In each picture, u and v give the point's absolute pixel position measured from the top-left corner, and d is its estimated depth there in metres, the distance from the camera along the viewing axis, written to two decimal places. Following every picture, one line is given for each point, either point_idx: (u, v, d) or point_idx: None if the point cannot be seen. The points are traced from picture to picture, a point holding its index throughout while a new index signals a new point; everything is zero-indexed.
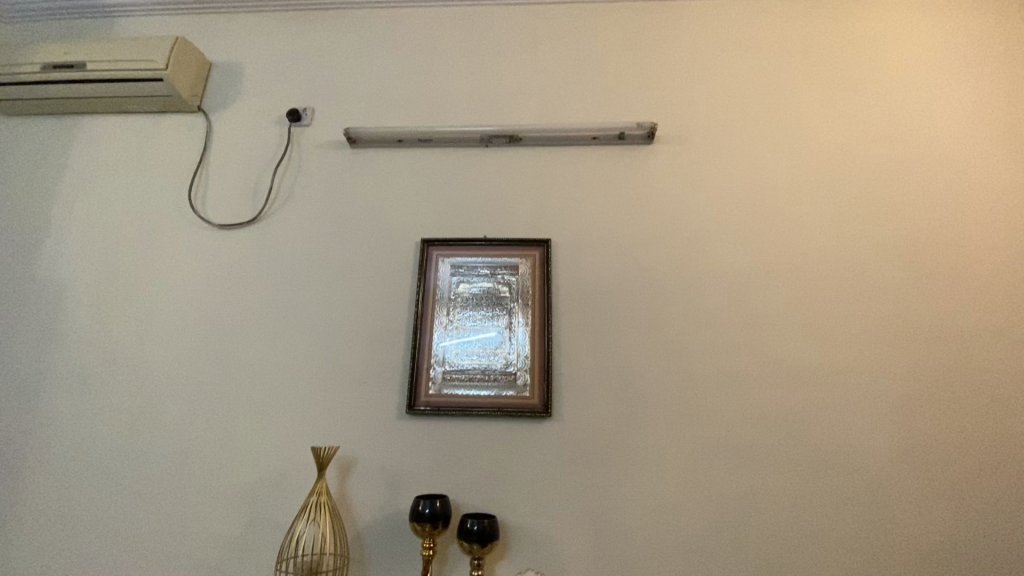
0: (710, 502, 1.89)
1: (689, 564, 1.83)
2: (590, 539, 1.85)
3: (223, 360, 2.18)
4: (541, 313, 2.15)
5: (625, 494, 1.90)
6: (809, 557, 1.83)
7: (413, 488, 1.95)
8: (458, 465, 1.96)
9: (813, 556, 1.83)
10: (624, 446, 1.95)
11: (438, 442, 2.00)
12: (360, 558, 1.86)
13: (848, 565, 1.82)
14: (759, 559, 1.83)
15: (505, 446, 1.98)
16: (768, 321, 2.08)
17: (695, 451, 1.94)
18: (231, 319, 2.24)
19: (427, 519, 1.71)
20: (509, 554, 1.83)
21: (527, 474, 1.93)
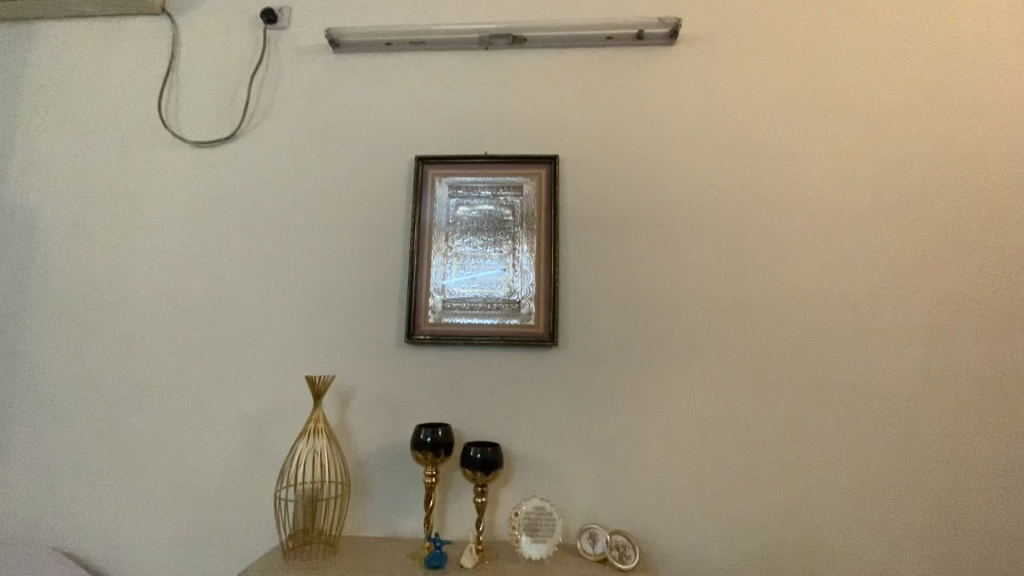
0: (721, 431, 1.82)
1: (696, 492, 1.79)
2: (596, 468, 1.81)
3: (210, 290, 2.05)
4: (548, 236, 1.99)
5: (633, 423, 1.84)
6: (821, 487, 1.78)
7: (414, 417, 1.89)
8: (460, 394, 1.90)
9: (825, 485, 1.78)
10: (633, 376, 1.87)
11: (439, 371, 1.92)
12: (362, 485, 1.84)
13: (860, 494, 1.77)
14: (770, 488, 1.78)
15: (508, 375, 1.90)
16: (794, 246, 1.92)
17: (708, 381, 1.86)
18: (214, 248, 2.09)
19: (428, 447, 1.67)
20: (512, 482, 1.80)
21: (532, 404, 1.87)
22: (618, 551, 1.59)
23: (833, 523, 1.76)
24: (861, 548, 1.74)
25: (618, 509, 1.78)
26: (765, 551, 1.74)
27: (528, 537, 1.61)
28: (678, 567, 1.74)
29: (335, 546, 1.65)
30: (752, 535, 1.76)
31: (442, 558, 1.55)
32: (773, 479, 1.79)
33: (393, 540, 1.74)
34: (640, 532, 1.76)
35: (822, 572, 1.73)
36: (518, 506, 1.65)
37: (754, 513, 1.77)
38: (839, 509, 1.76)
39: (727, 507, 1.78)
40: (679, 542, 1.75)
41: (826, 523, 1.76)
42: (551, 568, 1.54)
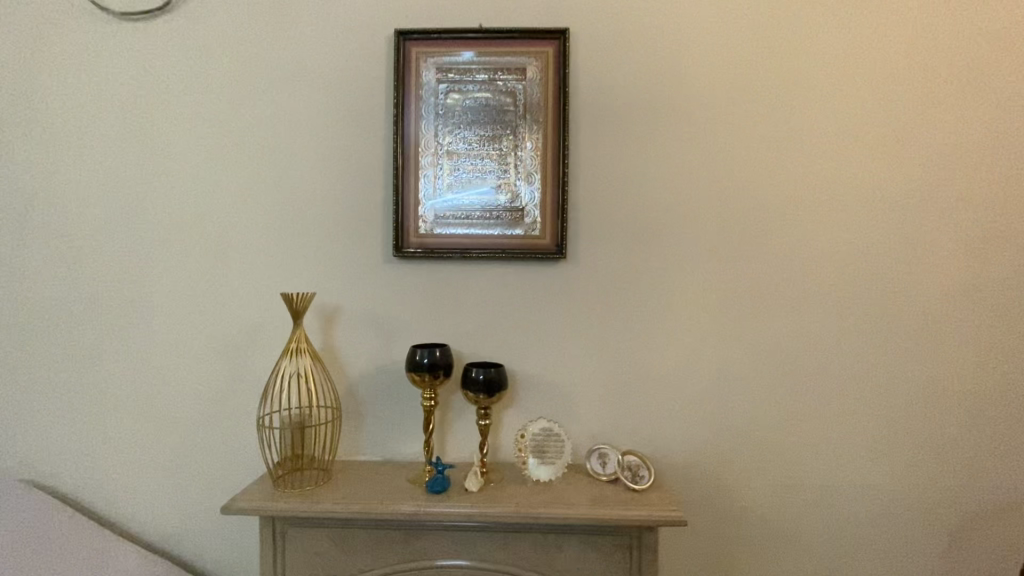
0: (740, 350, 1.70)
1: (711, 412, 1.69)
2: (605, 389, 1.69)
3: (162, 198, 1.76)
4: (555, 132, 1.70)
5: (647, 343, 1.70)
6: (840, 404, 1.69)
7: (408, 339, 1.72)
8: (458, 314, 1.71)
9: (844, 402, 1.69)
10: (647, 292, 1.71)
11: (433, 288, 1.72)
12: (354, 410, 1.71)
13: (880, 412, 1.69)
14: (787, 405, 1.69)
15: (511, 291, 1.71)
16: (834, 152, 1.70)
17: (729, 297, 1.70)
18: (162, 148, 1.76)
19: (425, 369, 1.51)
20: (517, 404, 1.68)
21: (537, 322, 1.70)
22: (630, 471, 1.50)
23: (850, 442, 1.69)
24: (876, 467, 1.69)
25: (628, 431, 1.68)
26: (779, 469, 1.68)
27: (536, 459, 1.51)
28: (688, 486, 1.68)
29: (329, 471, 1.55)
30: (767, 455, 1.69)
31: (444, 483, 1.45)
32: (792, 399, 1.69)
33: (391, 465, 1.64)
34: (651, 452, 1.68)
35: (835, 488, 1.69)
36: (524, 428, 1.54)
37: (770, 432, 1.69)
38: (858, 428, 1.69)
39: (742, 427, 1.69)
40: (691, 462, 1.68)
41: (843, 442, 1.69)
42: (560, 491, 1.46)
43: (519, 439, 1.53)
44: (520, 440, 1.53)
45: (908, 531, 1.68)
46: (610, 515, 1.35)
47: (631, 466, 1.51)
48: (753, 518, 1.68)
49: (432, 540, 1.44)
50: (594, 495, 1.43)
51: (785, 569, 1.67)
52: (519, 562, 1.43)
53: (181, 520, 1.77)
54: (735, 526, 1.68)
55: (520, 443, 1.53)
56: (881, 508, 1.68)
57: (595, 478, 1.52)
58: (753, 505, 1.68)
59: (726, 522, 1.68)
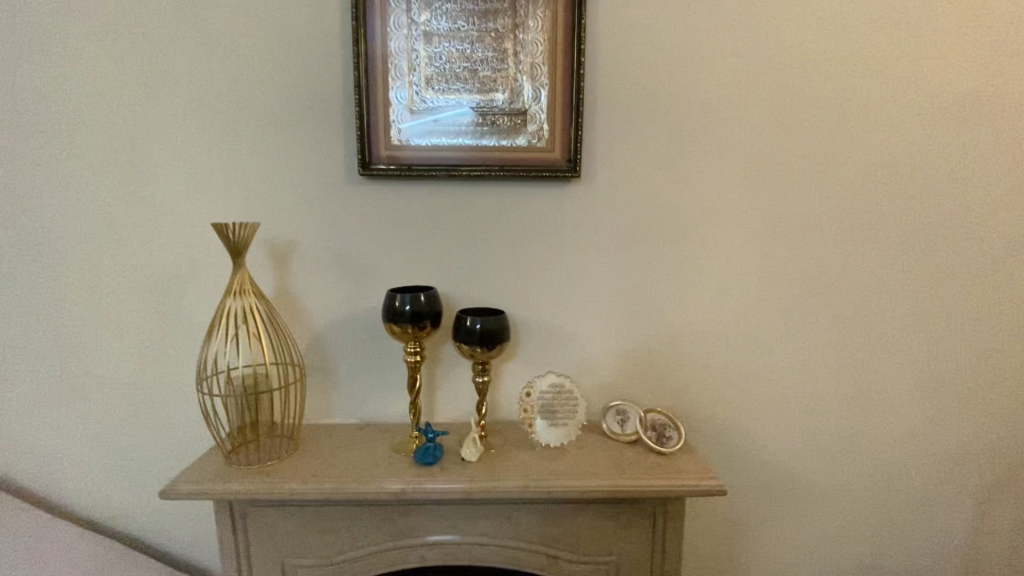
0: (781, 288, 1.44)
1: (743, 361, 1.46)
2: (622, 336, 1.43)
3: (51, 103, 1.35)
4: (567, 5, 1.30)
5: (672, 281, 1.42)
6: (887, 351, 1.48)
7: (383, 280, 1.40)
8: (444, 249, 1.39)
9: (891, 348, 1.47)
10: (675, 220, 1.40)
11: (412, 216, 1.38)
12: (323, 365, 1.42)
13: (931, 357, 1.48)
14: (828, 352, 1.47)
15: (509, 220, 1.38)
16: (902, 45, 1.37)
17: (770, 225, 1.42)
18: (42, 35, 1.33)
19: (407, 318, 1.22)
20: (518, 356, 1.42)
21: (541, 257, 1.40)
22: (654, 432, 1.29)
23: (894, 391, 1.49)
24: (920, 420, 1.50)
25: (648, 384, 1.45)
26: (813, 422, 1.49)
27: (545, 421, 1.27)
28: (712, 444, 1.49)
29: (296, 438, 1.29)
30: (801, 407, 1.48)
31: (437, 453, 1.21)
32: (833, 344, 1.47)
33: (371, 430, 1.39)
34: (672, 407, 1.46)
35: (874, 441, 1.51)
36: (530, 384, 1.29)
37: (807, 382, 1.48)
38: (905, 377, 1.49)
39: (776, 377, 1.47)
40: (716, 417, 1.47)
41: (887, 391, 1.49)
42: (573, 457, 1.23)
43: (523, 398, 1.29)
44: (525, 400, 1.28)
45: (948, 486, 1.53)
46: (636, 487, 1.14)
47: (655, 426, 1.30)
48: (781, 476, 1.51)
49: (424, 516, 1.22)
50: (614, 461, 1.22)
51: (813, 527, 1.53)
52: (526, 536, 1.23)
53: (123, 496, 1.50)
54: (760, 484, 1.51)
55: (525, 403, 1.29)
56: (921, 462, 1.52)
57: (613, 441, 1.30)
58: (782, 461, 1.50)
59: (751, 480, 1.50)
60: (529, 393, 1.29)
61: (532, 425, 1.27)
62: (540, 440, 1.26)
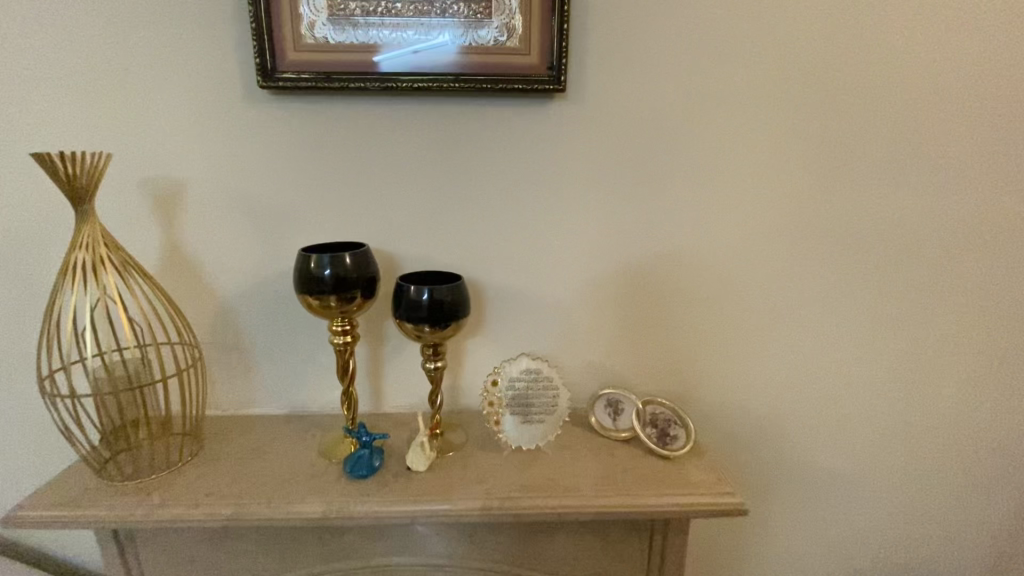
0: (825, 245, 1.11)
1: (772, 339, 1.15)
2: (616, 307, 1.12)
3: None
4: None
5: (685, 236, 1.09)
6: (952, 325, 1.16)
7: (307, 234, 1.07)
8: (386, 193, 1.05)
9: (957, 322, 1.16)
10: (691, 153, 1.05)
11: (340, 148, 1.03)
12: (240, 343, 1.13)
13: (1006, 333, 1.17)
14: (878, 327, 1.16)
15: (470, 153, 1.04)
16: None
17: (816, 161, 1.07)
18: None
19: (327, 287, 0.90)
20: (483, 330, 1.12)
21: (513, 203, 1.07)
22: (656, 430, 1.01)
23: (959, 375, 1.19)
24: (984, 409, 1.21)
25: (649, 366, 1.15)
26: (854, 412, 1.20)
27: (515, 416, 0.99)
28: (730, 439, 1.20)
29: (201, 435, 1.04)
30: (841, 394, 1.19)
31: (374, 462, 0.93)
32: (887, 316, 1.15)
33: (301, 424, 1.11)
34: (681, 396, 1.17)
35: (925, 434, 1.22)
36: (496, 368, 1.01)
37: (851, 363, 1.17)
38: (971, 357, 1.18)
39: (813, 358, 1.17)
40: (735, 408, 1.18)
41: (949, 375, 1.19)
42: (552, 463, 0.96)
43: (488, 386, 1.00)
44: (490, 389, 1.00)
45: (1010, 487, 1.26)
46: (636, 508, 0.87)
47: (657, 422, 1.02)
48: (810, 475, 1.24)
49: (361, 534, 0.96)
50: (602, 469, 0.95)
51: (840, 532, 1.28)
52: (492, 558, 0.98)
53: None
54: (783, 484, 1.24)
55: (490, 393, 1.00)
56: (983, 459, 1.24)
57: (603, 439, 1.03)
58: (812, 458, 1.23)
59: (774, 480, 1.24)
60: (496, 380, 1.00)
61: (500, 422, 0.99)
62: (508, 441, 0.99)
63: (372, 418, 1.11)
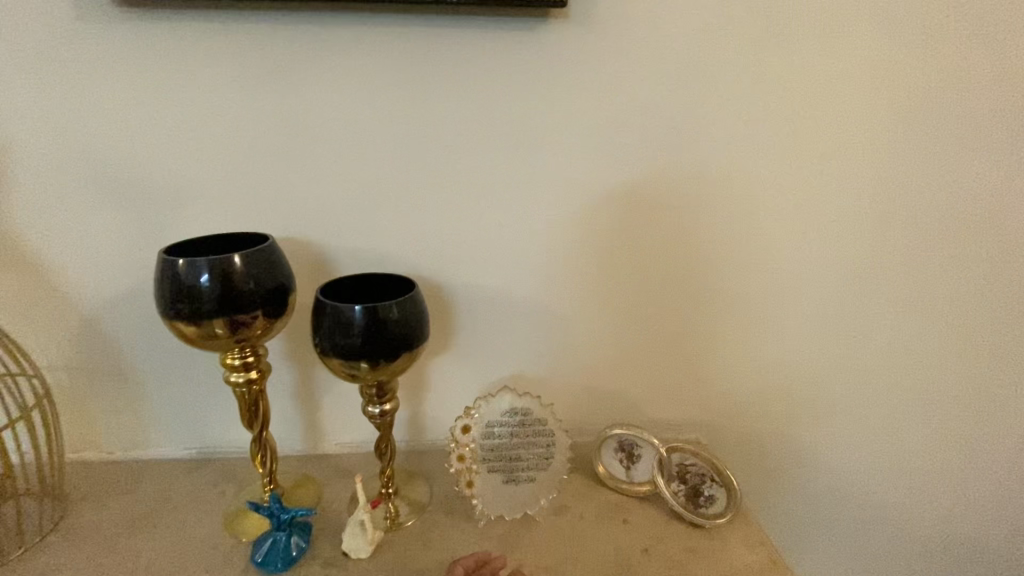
0: (919, 229, 0.82)
1: (840, 358, 0.86)
2: (628, 315, 0.83)
3: None
4: None
5: (731, 219, 0.79)
6: None
7: (201, 219, 0.76)
8: (312, 160, 0.74)
9: None
10: (742, 103, 0.75)
11: (240, 92, 0.71)
12: (125, 366, 0.84)
13: None
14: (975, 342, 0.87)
15: (423, 100, 0.73)
16: None
17: (911, 115, 0.77)
18: None
19: (207, 304, 0.60)
20: (448, 349, 0.84)
21: (492, 175, 0.76)
22: (684, 487, 0.75)
23: None
24: None
25: (674, 392, 0.87)
26: (944, 452, 0.92)
27: (495, 473, 0.73)
28: (780, 487, 0.92)
29: (64, 502, 0.77)
30: (929, 429, 0.91)
31: (292, 552, 0.66)
32: (994, 326, 0.86)
33: (213, 473, 0.83)
34: (715, 429, 0.89)
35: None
36: (467, 409, 0.73)
37: (943, 388, 0.89)
38: None
39: (892, 382, 0.88)
40: (787, 445, 0.91)
41: None
42: (544, 540, 0.70)
43: (456, 434, 0.73)
44: (460, 438, 0.73)
45: None
46: None
47: (685, 476, 0.75)
48: (884, 534, 0.96)
49: None
50: (614, 548, 0.69)
51: None
52: None
53: None
54: (848, 545, 0.96)
55: (460, 444, 0.72)
56: None
57: (612, 494, 0.77)
58: (888, 512, 0.95)
59: (837, 539, 0.96)
60: (468, 425, 0.73)
61: (472, 483, 0.72)
62: (484, 509, 0.72)
63: (306, 465, 0.83)
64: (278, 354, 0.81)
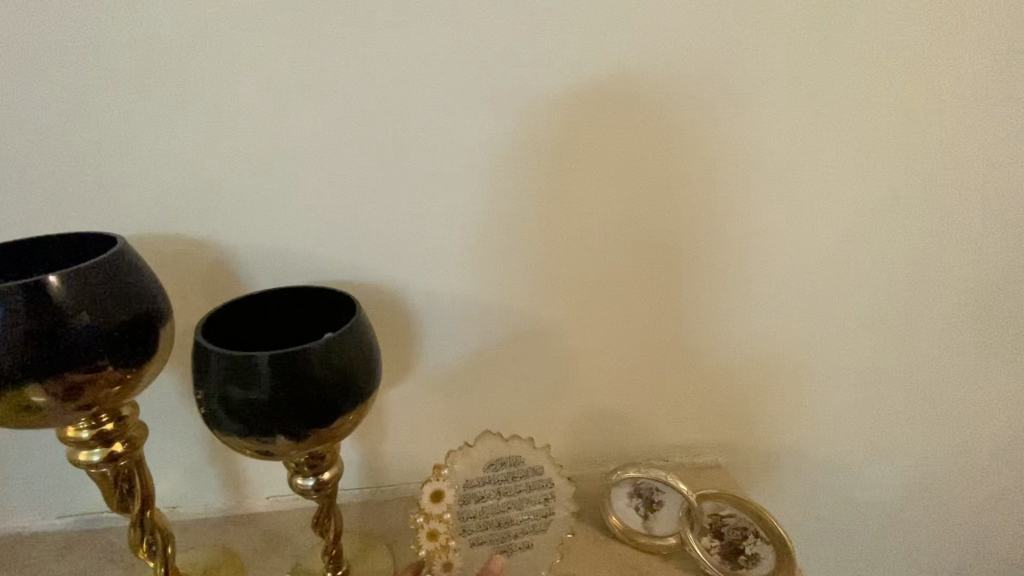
0: (1004, 204, 0.65)
1: (898, 359, 0.71)
2: (638, 322, 0.65)
3: None
4: None
5: (776, 189, 0.61)
6: None
7: (40, 209, 0.52)
8: (198, 110, 0.51)
9: None
10: (797, 27, 0.55)
11: (68, 4, 0.47)
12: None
13: None
14: None
15: (351, 39, 0.50)
16: None
17: (999, 62, 0.59)
18: None
19: (10, 359, 0.38)
20: (408, 377, 0.63)
21: (463, 133, 0.54)
22: (720, 544, 0.59)
23: None
24: None
25: (694, 411, 0.70)
26: (1003, 472, 0.78)
27: (481, 545, 0.55)
28: (820, 511, 0.78)
29: None
30: (1002, 441, 0.76)
31: None
32: None
33: (96, 556, 0.61)
34: (747, 449, 0.73)
35: None
36: (438, 468, 0.54)
37: (1010, 398, 0.74)
38: None
39: (961, 387, 0.73)
40: (827, 467, 0.75)
41: None
42: None
43: (425, 503, 0.54)
44: (430, 508, 0.54)
45: None
46: None
47: (720, 530, 0.60)
48: (940, 561, 0.82)
49: None
50: None
51: None
52: None
53: None
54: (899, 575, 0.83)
55: (431, 516, 0.54)
56: None
57: (629, 552, 0.61)
58: (947, 536, 0.81)
59: (885, 569, 0.82)
60: (439, 490, 0.54)
61: (451, 565, 0.54)
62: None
63: (226, 535, 0.62)
64: (170, 395, 0.59)
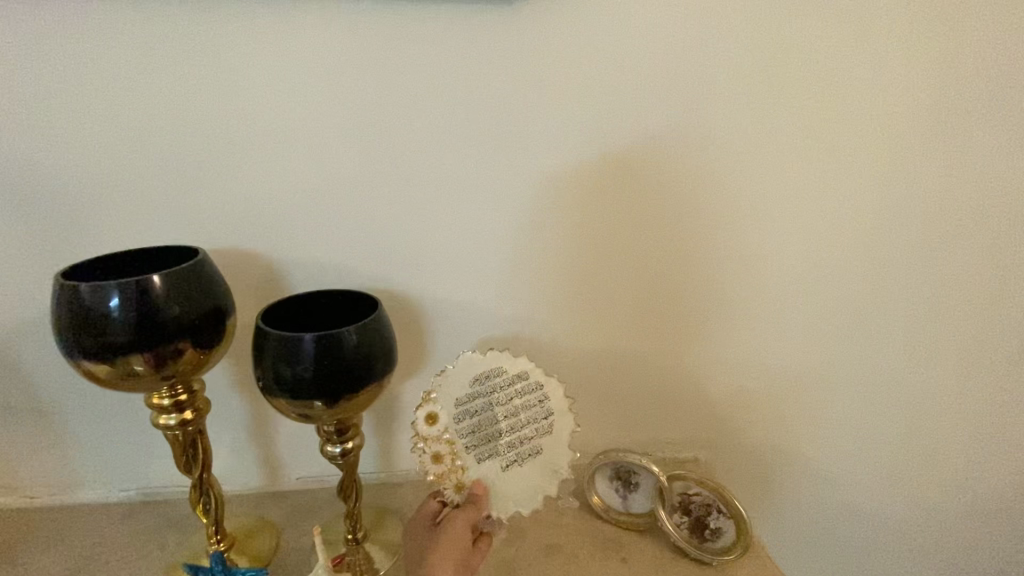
0: (940, 237, 0.73)
1: (858, 365, 0.79)
2: (617, 330, 0.75)
3: None
4: None
5: (736, 216, 0.70)
6: None
7: (134, 231, 0.65)
8: (258, 154, 0.64)
9: None
10: (749, 82, 0.66)
11: (166, 75, 0.61)
12: (36, 401, 0.71)
13: None
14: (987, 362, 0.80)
15: (379, 107, 0.63)
16: None
17: (927, 117, 0.68)
18: None
19: (123, 336, 0.50)
20: (420, 374, 0.74)
21: (468, 170, 0.66)
22: (688, 519, 0.67)
23: None
24: None
25: (671, 411, 0.79)
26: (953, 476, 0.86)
27: (481, 459, 0.64)
28: (789, 507, 0.86)
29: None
30: (952, 444, 0.84)
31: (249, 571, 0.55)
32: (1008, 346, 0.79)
33: (155, 520, 0.72)
34: (721, 445, 0.82)
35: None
36: (428, 393, 0.64)
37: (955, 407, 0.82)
38: None
39: (920, 389, 0.80)
40: (793, 467, 0.83)
41: None
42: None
43: (423, 428, 0.64)
44: (428, 431, 0.64)
45: None
46: None
47: (688, 506, 0.68)
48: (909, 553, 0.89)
49: None
50: None
51: None
52: None
53: None
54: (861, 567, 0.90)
55: (431, 438, 0.64)
56: None
57: (607, 527, 0.69)
58: (904, 532, 0.89)
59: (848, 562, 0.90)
60: (433, 412, 0.64)
61: (461, 483, 0.64)
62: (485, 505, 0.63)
63: (263, 507, 0.73)
64: (224, 385, 0.71)
